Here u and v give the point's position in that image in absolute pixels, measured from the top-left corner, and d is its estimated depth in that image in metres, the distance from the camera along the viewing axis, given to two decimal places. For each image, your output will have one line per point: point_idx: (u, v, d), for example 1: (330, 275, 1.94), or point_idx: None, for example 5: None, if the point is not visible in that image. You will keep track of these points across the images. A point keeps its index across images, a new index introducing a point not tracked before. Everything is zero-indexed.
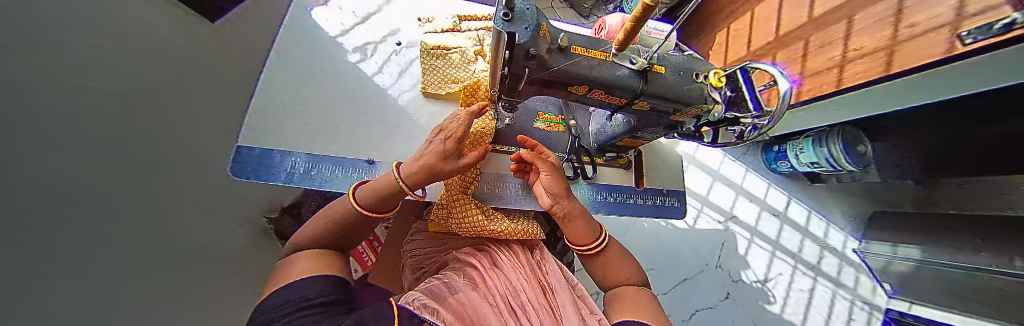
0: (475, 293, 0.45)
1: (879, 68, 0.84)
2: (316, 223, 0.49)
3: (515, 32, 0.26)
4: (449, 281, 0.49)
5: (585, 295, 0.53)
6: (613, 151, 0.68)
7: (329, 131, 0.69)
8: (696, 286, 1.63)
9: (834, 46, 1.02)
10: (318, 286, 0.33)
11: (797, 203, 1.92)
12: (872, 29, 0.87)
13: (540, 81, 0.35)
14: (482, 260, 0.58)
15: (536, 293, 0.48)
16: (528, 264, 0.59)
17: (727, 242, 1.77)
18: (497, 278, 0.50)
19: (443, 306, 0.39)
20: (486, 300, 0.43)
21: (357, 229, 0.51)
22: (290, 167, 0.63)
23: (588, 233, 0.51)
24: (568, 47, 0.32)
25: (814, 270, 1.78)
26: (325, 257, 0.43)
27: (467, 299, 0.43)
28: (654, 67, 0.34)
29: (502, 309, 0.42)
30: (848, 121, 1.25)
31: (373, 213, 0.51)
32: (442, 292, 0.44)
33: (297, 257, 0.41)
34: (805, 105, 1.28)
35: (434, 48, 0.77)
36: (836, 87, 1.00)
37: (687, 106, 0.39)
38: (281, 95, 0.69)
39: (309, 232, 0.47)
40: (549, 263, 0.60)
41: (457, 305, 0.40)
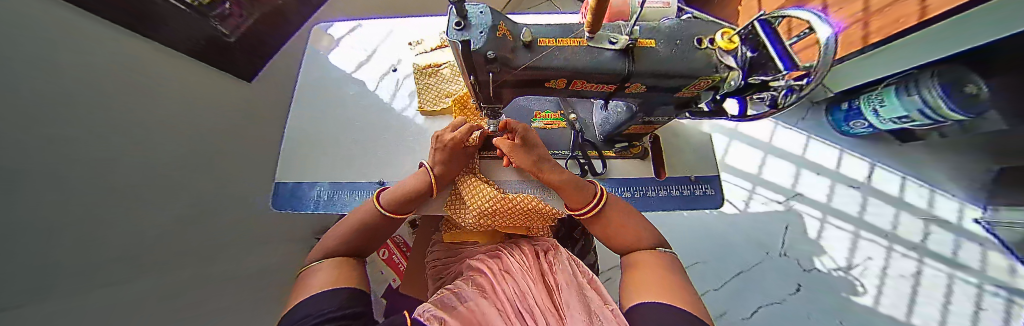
0: (485, 302, 0.43)
1: None
2: (336, 232, 0.51)
3: (470, 40, 0.26)
4: (458, 291, 0.47)
5: (599, 286, 0.49)
6: (623, 141, 0.61)
7: (341, 159, 0.73)
8: (756, 279, 1.40)
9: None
10: (337, 300, 0.35)
11: (878, 167, 1.58)
12: None
13: (514, 81, 0.33)
14: (492, 266, 0.56)
15: (546, 297, 0.45)
16: (539, 268, 0.56)
17: (791, 225, 1.50)
18: (506, 284, 0.48)
19: (451, 316, 0.38)
20: (495, 308, 0.41)
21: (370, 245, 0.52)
22: (316, 196, 0.70)
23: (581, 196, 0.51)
24: (534, 41, 0.29)
25: (919, 250, 1.42)
26: (344, 266, 0.44)
27: (477, 307, 0.42)
28: (639, 42, 0.30)
29: (511, 315, 0.41)
30: (950, 55, 0.95)
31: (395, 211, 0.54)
32: (453, 299, 0.44)
33: (314, 270, 0.42)
34: (876, 48, 1.02)
35: (426, 67, 0.80)
36: (920, 19, 0.79)
37: (693, 79, 0.32)
38: (304, 132, 0.77)
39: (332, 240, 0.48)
40: (559, 260, 0.57)
41: (465, 315, 0.39)
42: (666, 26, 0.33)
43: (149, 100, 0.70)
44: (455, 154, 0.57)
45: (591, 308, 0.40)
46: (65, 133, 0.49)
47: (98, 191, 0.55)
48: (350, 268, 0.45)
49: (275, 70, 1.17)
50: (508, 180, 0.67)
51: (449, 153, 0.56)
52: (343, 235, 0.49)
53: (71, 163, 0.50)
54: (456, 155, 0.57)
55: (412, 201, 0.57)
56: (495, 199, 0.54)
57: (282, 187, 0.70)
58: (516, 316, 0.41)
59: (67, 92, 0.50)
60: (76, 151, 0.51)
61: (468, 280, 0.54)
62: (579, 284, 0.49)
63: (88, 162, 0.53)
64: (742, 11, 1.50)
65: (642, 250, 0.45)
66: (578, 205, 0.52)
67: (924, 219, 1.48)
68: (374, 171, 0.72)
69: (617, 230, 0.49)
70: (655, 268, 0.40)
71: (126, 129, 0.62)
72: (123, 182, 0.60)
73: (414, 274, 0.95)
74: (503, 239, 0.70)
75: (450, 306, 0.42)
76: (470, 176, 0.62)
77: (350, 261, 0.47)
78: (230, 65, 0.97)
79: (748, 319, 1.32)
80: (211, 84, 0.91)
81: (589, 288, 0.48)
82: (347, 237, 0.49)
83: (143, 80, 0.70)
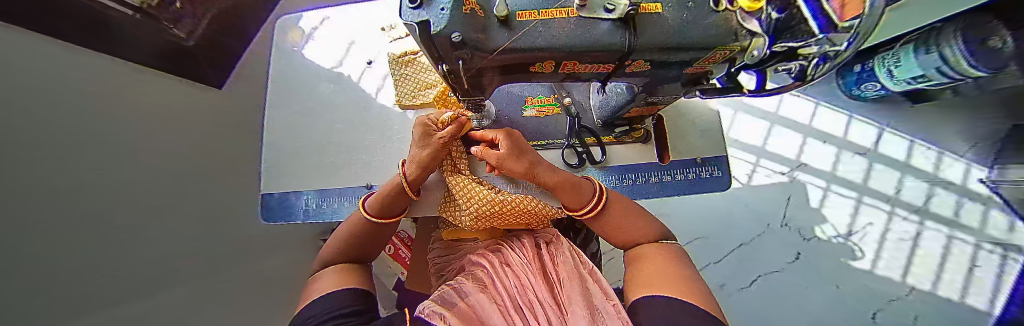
0: (485, 295, 0.41)
1: None
2: (333, 240, 0.49)
3: (428, 19, 0.20)
4: (460, 286, 0.45)
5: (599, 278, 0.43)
6: (624, 124, 0.56)
7: (324, 164, 0.69)
8: (757, 250, 1.41)
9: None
10: (342, 299, 0.35)
11: (888, 131, 1.52)
12: None
13: (495, 67, 0.27)
14: (492, 259, 0.53)
15: (546, 290, 0.42)
16: (541, 262, 0.51)
17: (794, 196, 1.48)
18: (507, 278, 0.46)
19: (452, 311, 0.36)
20: (495, 303, 0.39)
21: (368, 248, 0.51)
22: (305, 205, 0.67)
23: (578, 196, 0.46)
24: (512, 15, 0.23)
25: (920, 213, 1.41)
26: (352, 270, 0.44)
27: (478, 303, 0.39)
28: (642, 7, 0.24)
29: (512, 311, 0.37)
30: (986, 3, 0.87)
31: (383, 220, 0.52)
32: (453, 294, 0.41)
33: (321, 276, 0.42)
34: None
35: (401, 55, 0.72)
36: None
37: (708, 51, 0.27)
38: (283, 137, 0.71)
39: (334, 249, 0.47)
40: (562, 250, 0.53)
41: (466, 310, 0.37)
42: None
43: (134, 116, 0.67)
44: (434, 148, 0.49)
45: (600, 299, 0.36)
46: (57, 159, 0.47)
47: (101, 216, 0.54)
48: (359, 272, 0.45)
49: (249, 69, 1.08)
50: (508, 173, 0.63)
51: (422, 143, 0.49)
52: (343, 242, 0.48)
53: (72, 191, 0.49)
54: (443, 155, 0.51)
55: (398, 205, 0.53)
56: (490, 201, 0.51)
57: (270, 196, 0.67)
58: (517, 312, 0.37)
59: (64, 118, 0.49)
60: (73, 179, 0.49)
61: (467, 274, 0.52)
62: (586, 273, 0.45)
63: (88, 189, 0.52)
64: None
65: (641, 242, 0.45)
66: (576, 206, 0.48)
67: (929, 182, 1.45)
68: (359, 175, 0.68)
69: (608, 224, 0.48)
70: (653, 266, 0.38)
71: (113, 149, 0.59)
72: (123, 205, 0.59)
73: (417, 269, 0.96)
74: (503, 235, 0.67)
75: (450, 302, 0.39)
76: (460, 175, 0.58)
77: (359, 266, 0.47)
78: (201, 69, 0.90)
79: (747, 289, 1.36)
80: (188, 93, 0.85)
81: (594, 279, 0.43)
82: (351, 242, 0.48)
83: (122, 94, 0.66)
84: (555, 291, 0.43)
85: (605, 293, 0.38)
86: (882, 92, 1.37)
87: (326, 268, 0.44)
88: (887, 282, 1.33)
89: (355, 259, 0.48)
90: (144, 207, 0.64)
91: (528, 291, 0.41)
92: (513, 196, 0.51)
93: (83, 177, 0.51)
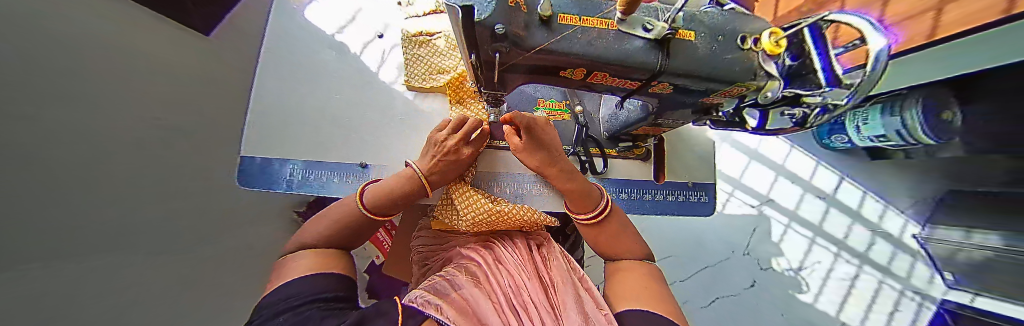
0: (478, 290, 0.41)
1: None
2: (319, 221, 0.46)
3: (474, 6, 0.19)
4: (452, 278, 0.45)
5: (590, 286, 0.45)
6: (628, 140, 0.58)
7: (317, 136, 0.65)
8: (720, 273, 1.52)
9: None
10: (322, 283, 0.35)
11: (847, 181, 1.68)
12: None
13: (525, 66, 0.27)
14: (484, 255, 0.53)
15: (539, 289, 0.43)
16: (534, 263, 0.52)
17: (760, 228, 1.60)
18: (500, 273, 0.46)
19: (447, 302, 0.37)
20: (488, 297, 0.40)
21: (359, 232, 0.49)
22: (289, 175, 0.63)
23: (588, 200, 0.50)
24: (553, 16, 0.23)
25: (862, 257, 1.57)
26: (332, 256, 0.43)
27: (471, 296, 0.39)
28: (677, 32, 0.25)
29: (506, 307, 0.38)
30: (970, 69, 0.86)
31: (377, 215, 0.48)
32: (447, 286, 0.43)
33: (295, 258, 0.40)
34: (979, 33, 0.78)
35: (417, 35, 0.70)
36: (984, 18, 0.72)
37: (726, 83, 0.29)
38: (275, 101, 0.66)
39: (317, 229, 0.45)
40: (556, 256, 0.54)
41: (460, 301, 0.38)
42: (707, 16, 0.27)
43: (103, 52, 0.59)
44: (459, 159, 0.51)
45: (590, 303, 0.37)
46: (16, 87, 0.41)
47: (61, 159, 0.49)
48: (339, 258, 0.43)
49: (241, 20, 0.99)
50: (517, 171, 0.61)
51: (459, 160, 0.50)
52: (331, 222, 0.46)
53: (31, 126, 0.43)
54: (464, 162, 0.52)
55: (400, 205, 0.51)
56: (492, 211, 0.50)
57: (251, 161, 0.63)
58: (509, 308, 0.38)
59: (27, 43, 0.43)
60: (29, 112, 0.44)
61: (458, 266, 0.52)
62: (577, 278, 0.46)
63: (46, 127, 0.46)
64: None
65: (628, 260, 0.48)
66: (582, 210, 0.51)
67: (873, 232, 1.61)
68: (355, 152, 0.65)
69: (599, 234, 0.51)
70: (634, 293, 0.41)
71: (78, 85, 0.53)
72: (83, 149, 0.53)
73: (399, 254, 0.94)
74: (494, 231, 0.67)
75: (444, 292, 0.40)
76: (465, 179, 0.57)
77: (340, 252, 0.45)
78: (185, 11, 0.81)
79: (706, 307, 1.45)
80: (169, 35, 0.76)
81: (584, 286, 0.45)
82: (332, 226, 0.46)
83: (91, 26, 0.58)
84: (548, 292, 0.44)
85: (595, 297, 0.40)
86: (847, 145, 1.51)
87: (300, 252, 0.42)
88: (824, 315, 1.48)
89: (339, 244, 0.46)
90: (109, 153, 0.58)
91: (522, 289, 0.42)
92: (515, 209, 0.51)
93: (45, 111, 0.45)
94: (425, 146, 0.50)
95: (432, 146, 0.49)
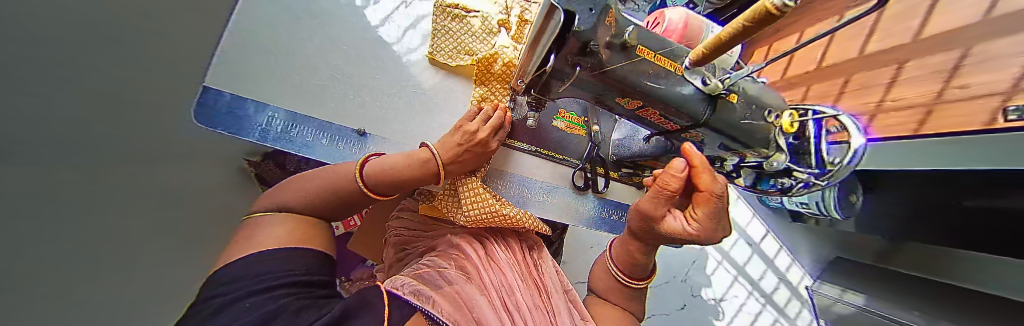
0: (469, 285, 0.41)
1: (912, 126, 0.75)
2: (306, 186, 0.41)
3: (577, 13, 0.18)
4: (440, 270, 0.44)
5: (579, 301, 0.50)
6: (631, 167, 0.61)
7: (315, 86, 0.57)
8: (659, 294, 1.71)
9: (910, 65, 0.77)
10: (303, 261, 0.32)
11: (770, 235, 1.92)
12: (916, 82, 0.74)
13: (588, 85, 0.27)
14: (475, 248, 0.53)
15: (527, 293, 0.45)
16: (525, 265, 0.54)
17: (698, 260, 1.82)
18: (491, 272, 0.46)
19: (438, 293, 0.36)
20: (481, 293, 0.40)
21: (352, 206, 0.44)
22: (264, 123, 0.52)
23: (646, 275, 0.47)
24: (635, 46, 0.24)
25: (766, 298, 1.82)
26: (313, 227, 0.39)
27: (465, 290, 0.39)
28: (728, 95, 0.28)
29: (501, 309, 0.39)
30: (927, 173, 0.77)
31: (373, 193, 0.44)
32: (436, 277, 0.41)
33: (264, 223, 0.35)
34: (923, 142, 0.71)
35: (451, 7, 0.65)
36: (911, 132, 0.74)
37: (743, 145, 0.33)
38: (269, 32, 0.56)
39: (304, 193, 0.40)
40: (545, 266, 0.57)
41: (454, 294, 0.37)
42: (751, 85, 0.30)
43: None
44: (480, 154, 0.50)
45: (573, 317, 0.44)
46: None
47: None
48: (318, 231, 0.39)
49: None
50: (530, 176, 0.58)
51: (482, 155, 0.50)
52: (318, 190, 0.41)
53: None
54: (481, 160, 0.52)
55: (403, 189, 0.47)
56: (499, 215, 0.50)
57: (217, 95, 0.49)
58: (502, 308, 0.39)
59: None
60: None
61: (447, 256, 0.50)
62: (560, 290, 0.52)
63: None
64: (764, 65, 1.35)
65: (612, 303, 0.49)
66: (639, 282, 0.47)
67: (780, 280, 1.85)
68: (357, 115, 0.59)
69: (611, 285, 0.49)
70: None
71: None
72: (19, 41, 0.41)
73: (372, 231, 0.89)
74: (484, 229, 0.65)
75: (434, 284, 0.39)
76: (480, 171, 0.54)
77: (319, 222, 0.41)
78: None
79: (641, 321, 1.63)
80: None
81: (570, 298, 0.51)
82: (318, 195, 0.41)
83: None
84: (537, 297, 0.46)
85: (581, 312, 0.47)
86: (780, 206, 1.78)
87: (276, 215, 0.37)
88: None
89: (321, 217, 0.42)
90: None
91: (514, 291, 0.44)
92: (522, 217, 0.52)
93: None
94: (451, 130, 0.48)
95: (459, 135, 0.47)
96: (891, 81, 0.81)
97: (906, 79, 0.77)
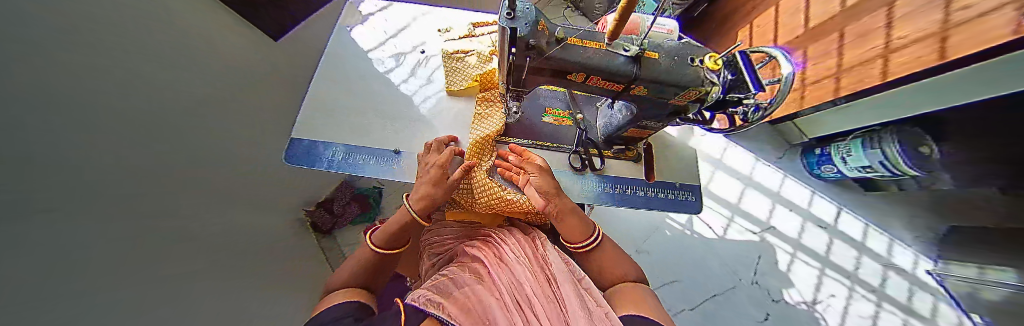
0: (480, 286, 0.45)
1: (931, 56, 0.72)
2: (348, 265, 0.52)
3: (517, 27, 0.32)
4: (454, 276, 0.49)
5: (592, 288, 0.47)
6: (620, 144, 0.69)
7: (364, 122, 0.77)
8: (730, 305, 1.35)
9: (900, 4, 0.82)
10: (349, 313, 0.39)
11: (845, 212, 1.58)
12: (920, 16, 0.76)
13: (542, 70, 0.39)
14: (487, 254, 0.57)
15: (537, 284, 0.46)
16: (535, 258, 0.56)
17: (766, 256, 1.48)
18: (502, 271, 0.50)
19: (450, 300, 0.40)
20: (492, 293, 0.43)
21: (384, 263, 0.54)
22: (330, 156, 0.70)
23: (580, 229, 0.54)
24: (565, 39, 0.37)
25: (877, 293, 1.39)
26: (362, 290, 0.48)
27: (475, 292, 0.42)
28: (646, 53, 0.38)
29: (511, 305, 0.40)
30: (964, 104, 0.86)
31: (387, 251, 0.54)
32: (448, 284, 0.46)
33: (333, 296, 0.45)
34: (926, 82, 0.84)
35: (454, 53, 0.87)
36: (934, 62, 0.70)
37: (682, 89, 0.41)
38: (331, 97, 0.79)
39: (348, 269, 0.51)
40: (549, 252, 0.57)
41: (463, 298, 0.40)
42: (669, 45, 0.41)
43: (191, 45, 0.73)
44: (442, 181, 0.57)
45: (581, 304, 0.40)
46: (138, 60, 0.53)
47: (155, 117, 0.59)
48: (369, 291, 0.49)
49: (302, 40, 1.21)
50: None
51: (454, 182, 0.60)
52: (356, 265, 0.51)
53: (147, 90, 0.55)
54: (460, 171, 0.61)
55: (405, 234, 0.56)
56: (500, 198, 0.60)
57: (299, 142, 0.70)
58: (514, 307, 0.41)
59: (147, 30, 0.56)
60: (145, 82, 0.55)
61: (463, 266, 0.55)
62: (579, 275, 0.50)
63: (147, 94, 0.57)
64: (759, 33, 1.42)
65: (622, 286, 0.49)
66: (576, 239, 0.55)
67: (884, 265, 1.45)
68: (393, 140, 0.76)
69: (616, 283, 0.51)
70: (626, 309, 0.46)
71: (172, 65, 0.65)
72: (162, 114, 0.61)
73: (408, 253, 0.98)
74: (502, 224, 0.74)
75: (446, 292, 0.43)
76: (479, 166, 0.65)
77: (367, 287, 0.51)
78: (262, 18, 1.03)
79: None
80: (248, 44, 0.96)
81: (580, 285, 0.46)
82: (362, 250, 0.54)
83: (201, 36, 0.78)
84: (548, 286, 0.47)
85: (595, 297, 0.45)
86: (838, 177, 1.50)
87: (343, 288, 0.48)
88: None
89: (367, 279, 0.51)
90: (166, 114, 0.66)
91: (523, 286, 0.46)
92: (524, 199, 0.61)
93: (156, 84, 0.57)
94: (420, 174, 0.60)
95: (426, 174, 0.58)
96: (890, 22, 0.84)
97: (903, 16, 0.80)
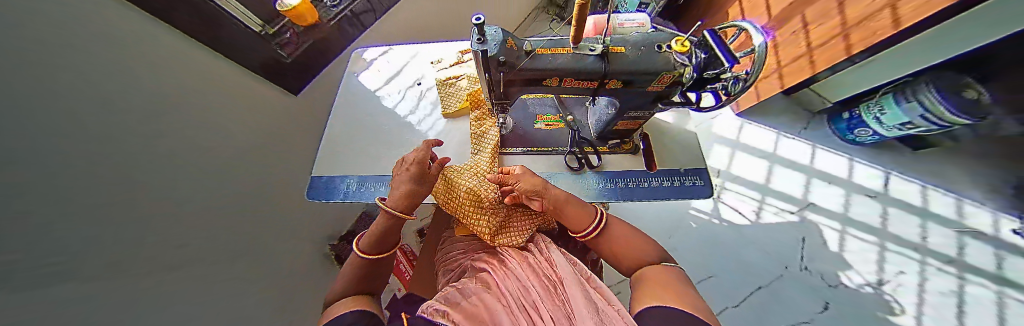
0: (487, 295, 0.46)
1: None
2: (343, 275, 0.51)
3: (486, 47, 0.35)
4: (460, 287, 0.49)
5: (603, 289, 0.46)
6: (615, 138, 0.70)
7: (372, 153, 0.83)
8: (778, 297, 1.22)
9: None
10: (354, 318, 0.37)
11: (893, 176, 1.42)
12: None
13: (517, 81, 0.42)
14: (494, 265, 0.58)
15: (546, 291, 0.46)
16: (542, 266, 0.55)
17: (810, 236, 1.33)
18: (508, 279, 0.51)
19: (456, 308, 0.41)
20: (498, 302, 0.45)
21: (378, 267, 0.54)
22: (345, 187, 0.76)
23: (584, 216, 0.54)
24: (534, 50, 0.40)
25: (957, 264, 1.20)
26: (364, 297, 0.47)
27: (482, 301, 0.43)
28: (612, 49, 0.40)
29: (517, 312, 0.41)
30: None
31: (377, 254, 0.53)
32: (455, 294, 0.46)
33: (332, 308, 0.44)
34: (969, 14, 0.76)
35: (446, 79, 0.94)
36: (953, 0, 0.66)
37: (654, 75, 0.42)
38: (341, 134, 0.87)
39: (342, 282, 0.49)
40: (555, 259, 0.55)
41: (469, 307, 0.41)
42: (633, 37, 0.43)
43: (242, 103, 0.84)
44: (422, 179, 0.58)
45: (585, 300, 0.40)
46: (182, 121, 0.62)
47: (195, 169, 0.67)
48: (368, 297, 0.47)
49: None
50: None
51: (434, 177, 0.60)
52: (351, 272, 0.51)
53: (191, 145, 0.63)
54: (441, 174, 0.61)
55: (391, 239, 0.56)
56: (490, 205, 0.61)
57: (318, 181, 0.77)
58: (520, 311, 0.41)
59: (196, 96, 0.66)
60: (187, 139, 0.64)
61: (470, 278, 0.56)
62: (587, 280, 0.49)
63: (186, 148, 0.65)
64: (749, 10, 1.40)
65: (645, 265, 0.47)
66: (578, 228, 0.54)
67: (956, 231, 1.27)
68: None
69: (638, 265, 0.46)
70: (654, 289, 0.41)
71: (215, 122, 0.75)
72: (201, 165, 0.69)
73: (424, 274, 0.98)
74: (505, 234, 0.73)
75: (453, 300, 0.43)
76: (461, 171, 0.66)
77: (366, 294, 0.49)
78: None
79: None
80: None
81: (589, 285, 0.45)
82: (350, 262, 0.53)
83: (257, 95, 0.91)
84: (557, 294, 0.45)
85: (605, 296, 0.43)
86: (876, 139, 1.38)
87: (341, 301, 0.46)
88: None
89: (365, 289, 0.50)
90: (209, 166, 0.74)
91: (530, 292, 0.46)
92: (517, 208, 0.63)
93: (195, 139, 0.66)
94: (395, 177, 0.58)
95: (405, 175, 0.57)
96: None
97: None
